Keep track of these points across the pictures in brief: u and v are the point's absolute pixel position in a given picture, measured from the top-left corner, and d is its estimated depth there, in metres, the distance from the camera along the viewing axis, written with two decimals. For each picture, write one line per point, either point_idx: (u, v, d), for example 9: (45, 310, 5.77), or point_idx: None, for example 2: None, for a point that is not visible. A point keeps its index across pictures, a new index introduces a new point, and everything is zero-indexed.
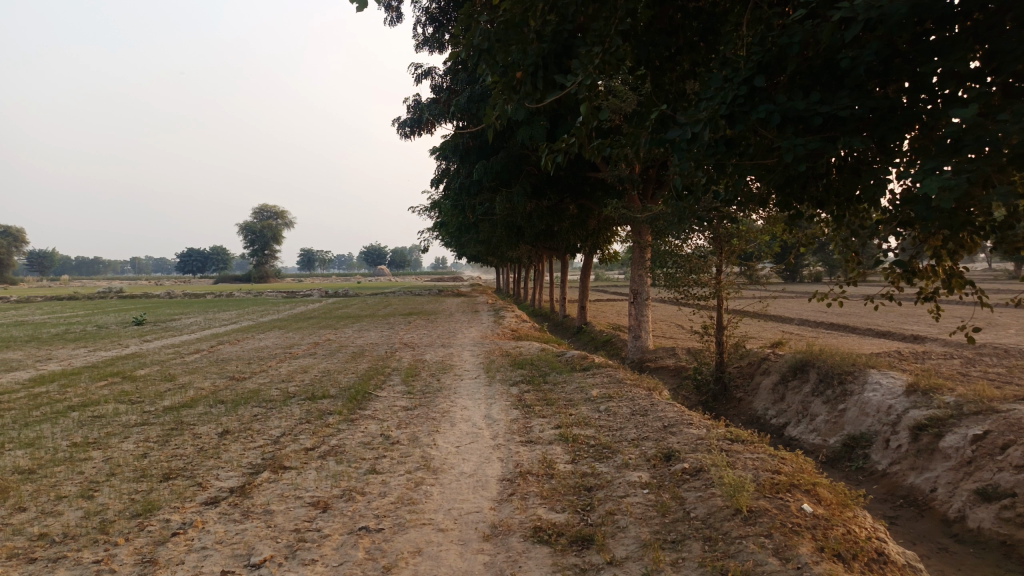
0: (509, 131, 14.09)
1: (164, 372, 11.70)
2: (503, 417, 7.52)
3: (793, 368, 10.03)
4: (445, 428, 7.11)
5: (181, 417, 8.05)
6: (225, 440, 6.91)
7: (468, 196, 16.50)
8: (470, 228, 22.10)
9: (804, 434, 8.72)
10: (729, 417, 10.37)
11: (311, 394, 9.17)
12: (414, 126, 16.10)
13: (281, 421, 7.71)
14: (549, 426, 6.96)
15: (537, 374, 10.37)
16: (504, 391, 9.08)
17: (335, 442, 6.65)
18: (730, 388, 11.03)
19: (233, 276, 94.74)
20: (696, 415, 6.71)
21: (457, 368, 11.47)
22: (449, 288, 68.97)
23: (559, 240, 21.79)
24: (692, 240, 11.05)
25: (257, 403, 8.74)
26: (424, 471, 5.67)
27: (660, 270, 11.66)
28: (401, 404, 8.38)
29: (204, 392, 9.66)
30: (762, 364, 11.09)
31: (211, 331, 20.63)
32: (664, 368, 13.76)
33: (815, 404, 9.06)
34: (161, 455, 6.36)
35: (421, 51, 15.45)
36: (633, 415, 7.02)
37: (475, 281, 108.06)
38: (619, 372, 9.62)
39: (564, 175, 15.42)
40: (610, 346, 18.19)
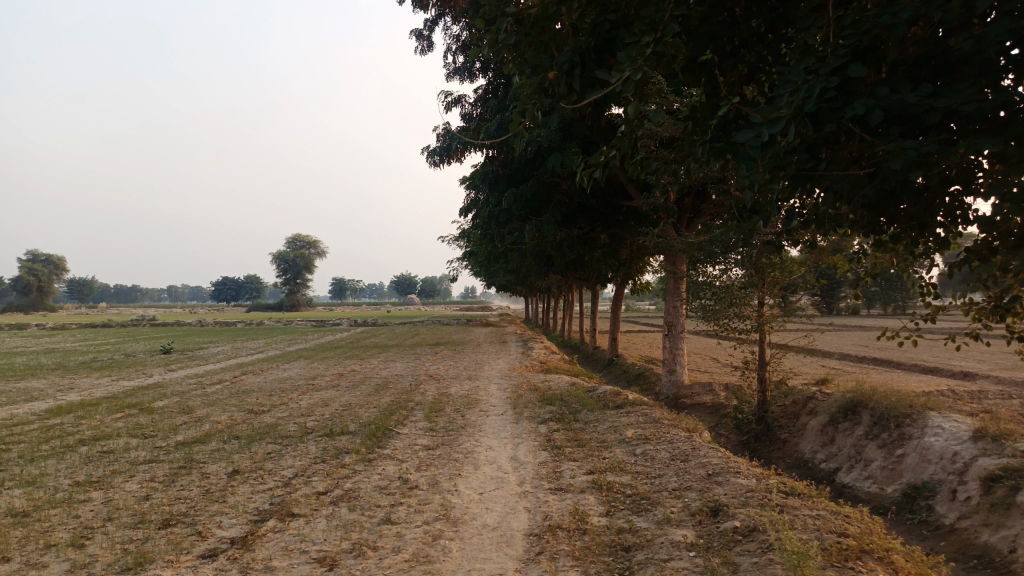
0: (539, 158, 13.81)
1: (183, 404, 11.39)
2: (531, 459, 6.99)
3: (843, 409, 9.35)
4: (468, 471, 6.60)
5: (192, 453, 7.66)
6: (234, 481, 6.48)
7: (496, 225, 16.13)
8: (500, 258, 21.74)
9: (858, 481, 8.04)
10: (773, 460, 9.68)
11: (329, 430, 8.75)
12: (442, 154, 15.86)
13: (295, 459, 7.28)
14: (581, 471, 6.42)
15: (566, 410, 9.85)
16: (532, 430, 8.57)
17: (350, 486, 6.17)
18: (773, 428, 10.38)
19: (266, 305, 95.73)
20: (743, 461, 6.13)
21: (483, 403, 10.99)
22: (478, 318, 68.70)
23: (590, 270, 21.34)
24: (732, 271, 10.48)
25: (273, 440, 8.32)
26: (444, 522, 5.15)
27: (698, 302, 11.12)
28: (423, 443, 7.90)
29: (220, 426, 9.30)
30: (809, 404, 10.41)
31: (237, 360, 20.44)
32: (701, 406, 13.11)
33: (869, 449, 8.37)
34: (164, 497, 5.95)
35: (451, 81, 15.33)
36: (673, 460, 6.45)
37: (505, 311, 107.77)
38: (654, 410, 9.06)
39: (595, 202, 15.01)
40: (642, 380, 17.55)
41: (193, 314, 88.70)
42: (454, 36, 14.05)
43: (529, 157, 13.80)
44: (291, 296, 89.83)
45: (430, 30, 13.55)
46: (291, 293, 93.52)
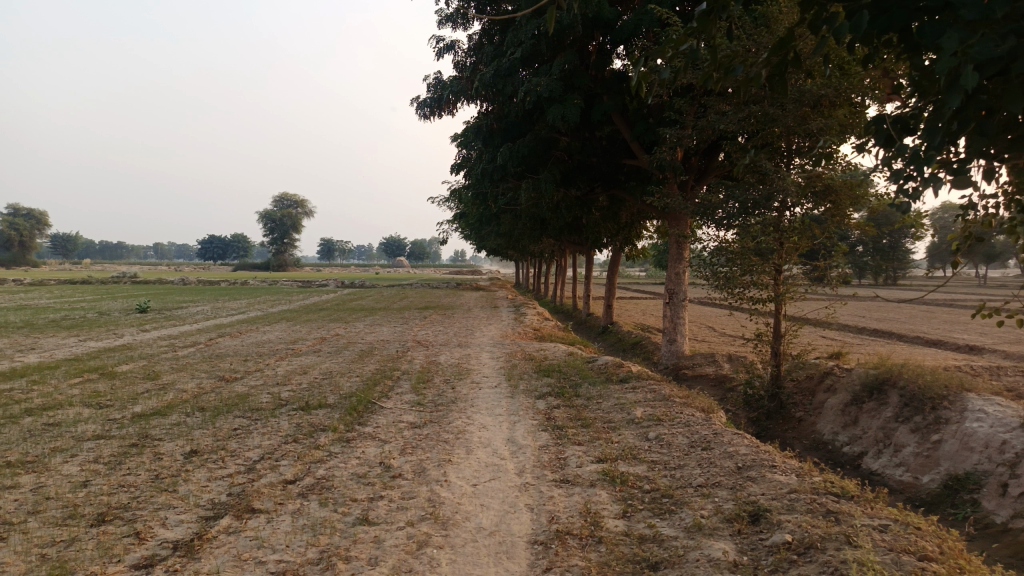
0: (538, 110, 12.82)
1: (149, 369, 10.47)
2: (531, 443, 6.16)
3: (868, 388, 8.61)
4: (459, 456, 5.77)
5: (147, 429, 6.79)
6: (189, 464, 5.63)
7: (490, 183, 15.12)
8: (492, 219, 20.76)
9: (887, 468, 7.31)
10: (788, 441, 8.94)
11: (305, 402, 7.91)
12: (433, 106, 14.77)
13: (263, 437, 6.43)
14: (588, 460, 5.60)
15: (566, 384, 9.02)
16: (529, 406, 7.76)
17: (323, 473, 5.32)
18: (787, 406, 9.65)
19: (252, 265, 94.28)
20: (776, 452, 5.35)
21: (474, 374, 10.12)
22: (468, 282, 67.59)
23: (587, 234, 20.43)
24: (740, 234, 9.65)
25: (241, 413, 7.47)
26: (431, 524, 4.33)
27: (708, 269, 10.22)
28: (408, 421, 7.05)
29: (184, 397, 8.40)
30: (826, 380, 9.68)
31: (215, 321, 19.48)
32: (704, 379, 12.36)
33: (900, 432, 7.61)
34: (105, 485, 5.09)
35: (443, 26, 14.24)
36: (692, 448, 5.68)
37: (494, 274, 106.90)
38: (663, 387, 8.25)
39: (597, 159, 14.07)
40: (640, 350, 16.77)
41: (178, 270, 87.11)
42: None
43: (528, 110, 12.79)
44: (278, 256, 88.42)
45: None
46: (279, 252, 92.14)
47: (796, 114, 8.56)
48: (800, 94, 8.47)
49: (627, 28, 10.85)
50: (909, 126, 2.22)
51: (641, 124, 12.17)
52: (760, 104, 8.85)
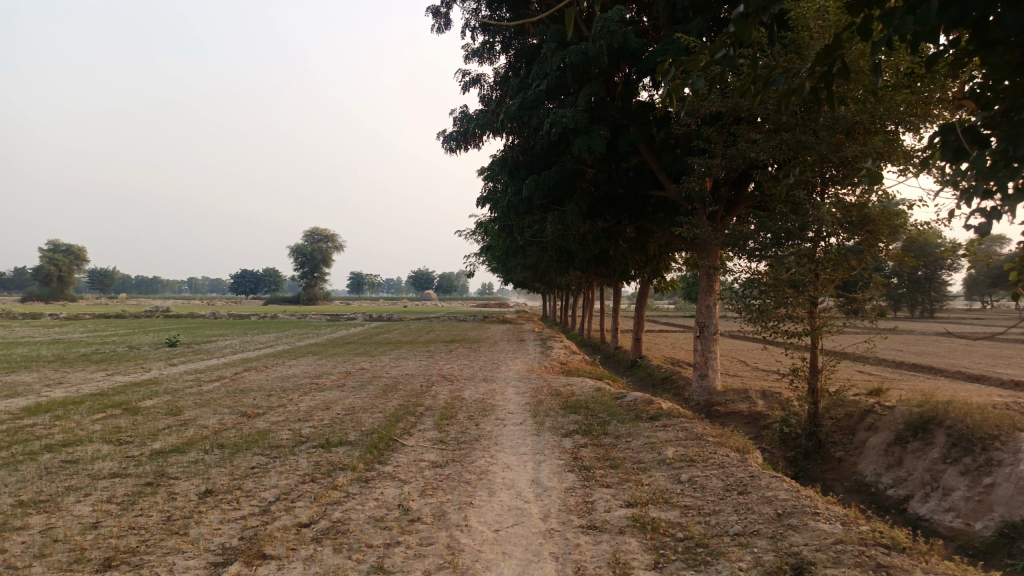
0: (564, 142, 12.73)
1: (172, 404, 10.39)
2: (557, 485, 5.90)
3: (912, 426, 8.18)
4: (482, 499, 5.51)
5: (163, 467, 6.64)
6: (203, 505, 5.46)
7: (515, 216, 15.01)
8: (519, 253, 20.66)
9: (936, 513, 6.88)
10: (828, 482, 8.52)
11: (326, 439, 7.73)
12: (459, 140, 14.77)
13: (281, 476, 6.25)
14: (618, 504, 5.32)
15: (593, 421, 8.73)
16: (555, 444, 7.50)
17: (339, 516, 5.10)
18: (826, 445, 9.23)
19: (282, 299, 95.34)
20: (819, 497, 5.02)
21: (499, 410, 9.88)
22: (495, 315, 67.52)
23: (615, 267, 20.18)
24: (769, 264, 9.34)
25: (260, 451, 7.31)
26: (449, 574, 4.07)
27: (739, 301, 9.90)
28: (430, 459, 6.83)
29: (205, 433, 8.27)
30: (867, 418, 9.25)
31: (242, 355, 19.49)
32: (737, 415, 11.96)
33: (949, 475, 7.18)
34: (115, 527, 4.93)
35: (469, 61, 14.31)
36: (728, 492, 5.37)
37: (522, 307, 106.84)
38: (695, 425, 7.92)
39: (623, 191, 13.89)
40: (670, 385, 16.37)
41: (211, 305, 88.33)
42: (473, 12, 13.06)
43: (554, 142, 12.71)
44: (308, 290, 89.38)
45: (446, 6, 12.52)
46: (309, 286, 93.08)
47: (830, 142, 8.31)
48: (833, 122, 8.25)
49: (654, 59, 10.75)
50: (984, 138, 2.02)
51: (668, 156, 12.01)
52: (791, 133, 8.63)
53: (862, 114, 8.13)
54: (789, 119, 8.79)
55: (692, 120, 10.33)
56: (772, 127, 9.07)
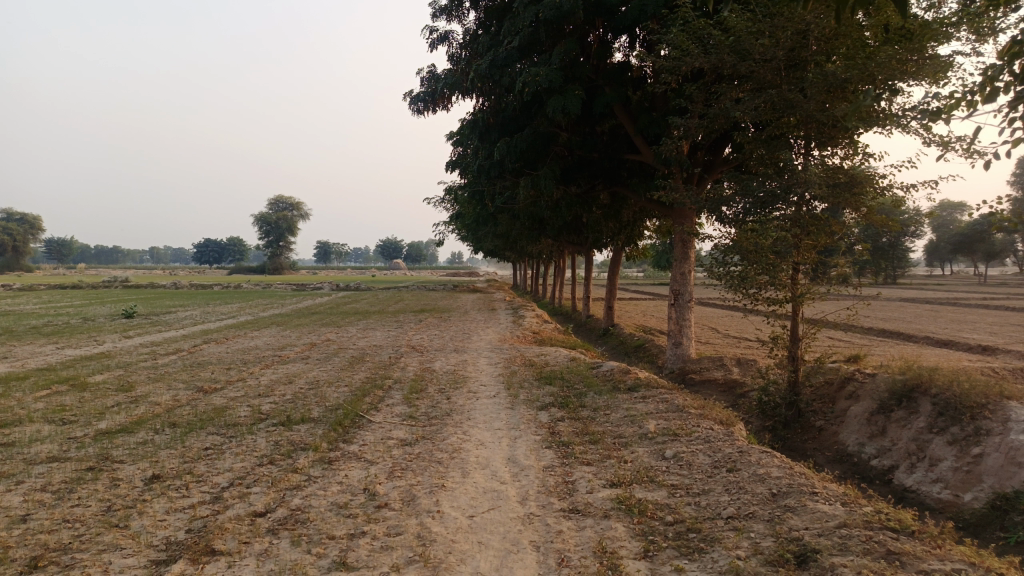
0: (537, 103, 12.19)
1: (124, 380, 9.79)
2: (534, 464, 5.52)
3: (897, 396, 7.97)
4: (455, 480, 5.12)
5: (108, 450, 6.13)
6: (148, 493, 4.98)
7: (486, 181, 14.47)
8: (489, 220, 20.13)
9: (923, 485, 6.67)
10: (809, 453, 8.29)
11: (287, 416, 7.25)
12: (427, 101, 14.13)
13: (237, 459, 5.78)
14: (601, 485, 4.96)
15: (570, 393, 8.39)
16: (531, 418, 7.14)
17: (299, 504, 4.67)
18: (806, 414, 9.00)
19: (247, 269, 93.53)
20: (815, 475, 4.72)
21: (471, 382, 9.48)
22: (465, 284, 66.85)
23: (587, 233, 19.81)
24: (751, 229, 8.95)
25: (215, 430, 6.82)
26: (420, 568, 3.68)
27: (719, 268, 9.56)
28: (398, 437, 6.42)
29: (157, 411, 7.74)
30: (847, 386, 9.04)
31: (202, 326, 18.77)
32: (713, 384, 11.73)
33: (936, 445, 6.97)
34: (47, 519, 4.44)
35: (437, 18, 13.66)
36: (717, 470, 5.06)
37: (491, 276, 106.34)
38: (676, 396, 7.61)
39: (598, 155, 13.45)
40: (643, 353, 16.14)
41: (174, 275, 86.28)
42: None
43: (526, 102, 12.18)
44: (274, 260, 87.77)
45: None
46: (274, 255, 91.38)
47: (817, 100, 7.91)
48: (824, 77, 7.83)
49: (631, 15, 10.24)
50: None
51: (645, 117, 11.53)
52: (777, 91, 8.21)
53: (853, 70, 7.70)
54: (774, 76, 8.37)
55: (672, 77, 9.87)
56: (756, 85, 8.68)
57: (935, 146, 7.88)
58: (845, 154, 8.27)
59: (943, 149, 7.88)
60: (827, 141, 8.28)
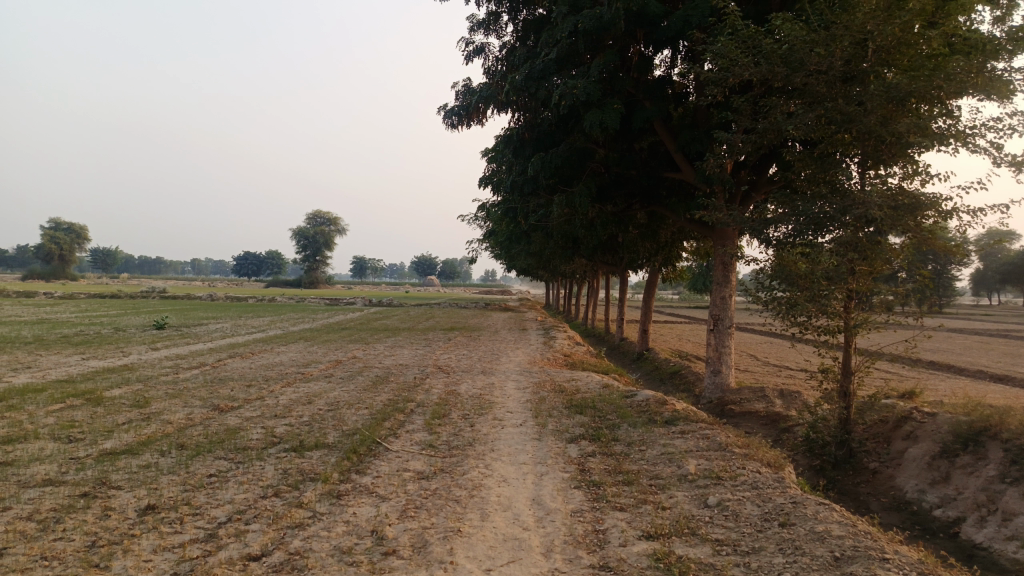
0: (573, 118, 11.76)
1: (140, 395, 9.49)
2: (561, 507, 4.99)
3: (963, 440, 7.26)
4: (473, 524, 4.62)
5: (107, 474, 5.76)
6: (139, 526, 4.57)
7: (519, 198, 14.05)
8: (522, 239, 19.70)
9: (997, 541, 5.96)
10: (861, 497, 7.61)
11: (300, 441, 6.82)
12: (461, 115, 13.80)
13: (241, 489, 5.36)
14: (635, 536, 4.40)
15: (602, 424, 7.83)
16: (560, 452, 6.61)
17: (299, 546, 4.21)
18: (858, 454, 8.30)
19: (283, 283, 94.44)
20: (882, 537, 4.13)
21: (498, 408, 8.98)
22: (497, 302, 66.39)
23: (623, 254, 19.25)
24: (801, 252, 8.37)
25: (222, 454, 6.42)
26: None
27: (764, 292, 8.94)
28: (415, 469, 5.94)
29: (167, 430, 7.38)
30: (905, 426, 8.33)
31: (230, 340, 18.57)
32: (755, 416, 11.04)
33: (1010, 496, 6.26)
34: (22, 555, 4.03)
35: (473, 31, 13.35)
36: (767, 524, 4.48)
37: (523, 295, 105.86)
38: (718, 433, 7.02)
39: (636, 173, 12.95)
40: (679, 380, 15.47)
41: (211, 286, 87.47)
42: None
43: (563, 116, 11.76)
44: (309, 274, 88.60)
45: None
46: (309, 269, 92.01)
47: (878, 113, 7.32)
48: (885, 89, 7.23)
49: (674, 27, 9.80)
50: None
51: (687, 134, 10.99)
52: (833, 104, 7.64)
53: (917, 82, 7.11)
54: (828, 90, 7.81)
55: (718, 90, 9.36)
56: (808, 100, 8.11)
57: (1007, 166, 7.22)
58: (903, 173, 7.63)
59: (1015, 169, 7.22)
60: (885, 160, 7.60)
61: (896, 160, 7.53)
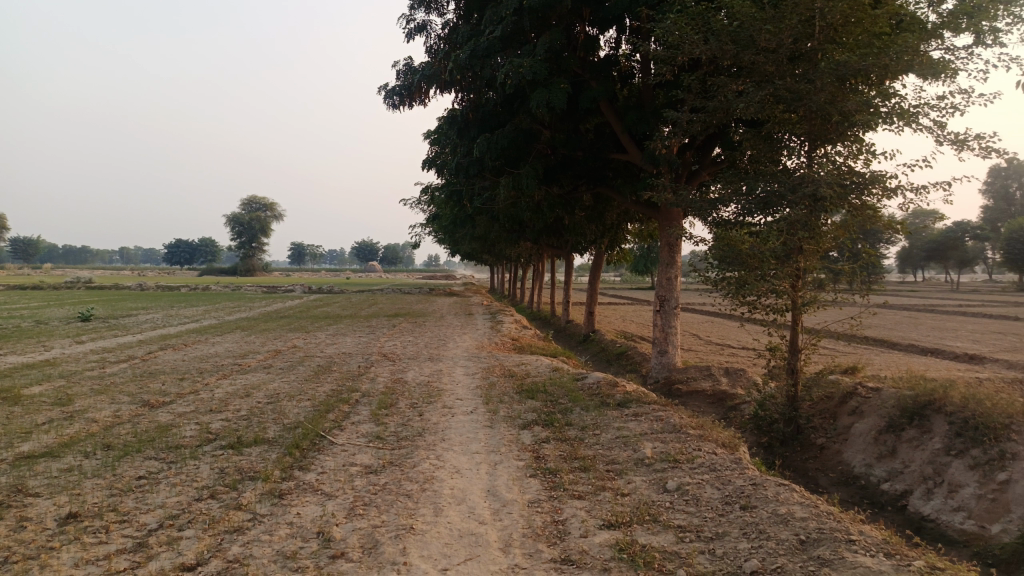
0: (519, 98, 11.50)
1: (63, 392, 8.88)
2: (518, 498, 4.80)
3: (908, 414, 7.36)
4: (427, 520, 4.38)
5: (23, 479, 5.28)
6: (59, 537, 4.16)
7: (464, 180, 13.73)
8: (467, 222, 19.39)
9: (944, 513, 6.04)
10: (811, 473, 7.66)
11: (239, 438, 6.44)
12: (402, 95, 13.37)
13: (174, 491, 4.99)
14: (596, 527, 4.24)
15: (555, 409, 7.67)
16: (513, 440, 6.42)
17: (239, 553, 3.89)
18: (806, 431, 8.37)
19: (218, 271, 91.55)
20: (844, 517, 4.06)
21: (447, 396, 8.73)
22: (441, 287, 65.80)
23: (569, 236, 19.16)
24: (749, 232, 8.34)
25: (154, 454, 5.99)
26: None
27: (713, 272, 8.90)
28: (363, 463, 5.66)
29: (91, 430, 6.88)
30: (850, 402, 8.43)
31: (163, 331, 17.75)
32: (703, 396, 11.08)
33: (955, 468, 6.36)
34: None
35: (414, 8, 12.91)
36: (729, 508, 4.38)
37: (467, 279, 105.38)
38: (672, 415, 6.94)
39: (582, 155, 12.79)
40: (626, 361, 15.49)
41: (142, 275, 84.13)
42: None
43: (508, 96, 11.49)
44: (246, 261, 86.12)
45: None
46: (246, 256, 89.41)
47: (826, 91, 7.29)
48: (833, 67, 7.20)
49: (620, 4, 9.63)
50: None
51: (633, 114, 10.86)
52: (783, 82, 7.59)
53: (866, 59, 7.10)
54: (776, 68, 7.76)
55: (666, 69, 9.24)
56: (756, 78, 8.06)
57: (948, 144, 7.31)
58: (848, 152, 7.65)
59: (956, 147, 7.31)
60: (833, 139, 7.60)
61: (843, 138, 7.54)
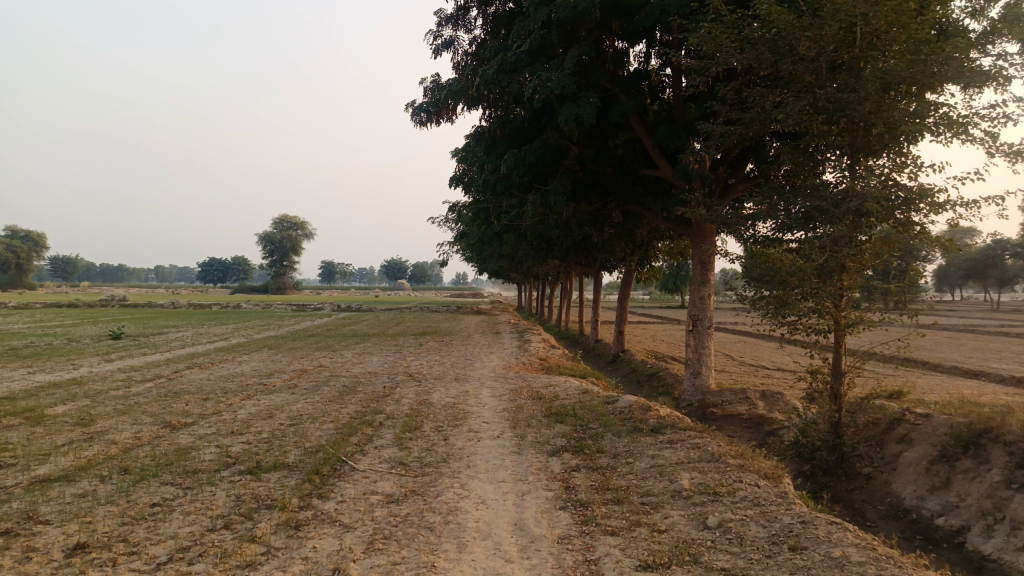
0: (548, 113, 11.29)
1: (87, 412, 8.78)
2: (547, 533, 4.49)
3: (963, 442, 6.91)
4: (450, 556, 4.10)
5: (35, 505, 5.11)
6: (64, 570, 3.95)
7: (492, 197, 13.52)
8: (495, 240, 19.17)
9: (1007, 552, 5.59)
10: (857, 504, 7.22)
11: (258, 462, 6.23)
12: (429, 112, 13.25)
13: (188, 520, 4.77)
14: (631, 567, 3.91)
15: (585, 434, 7.35)
16: (542, 467, 6.11)
17: None
18: (851, 459, 7.91)
19: (250, 289, 92.64)
20: (905, 561, 3.69)
21: (473, 418, 8.45)
22: (469, 306, 65.76)
23: (598, 254, 18.83)
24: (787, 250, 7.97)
25: (170, 479, 5.80)
26: None
27: (750, 291, 8.53)
28: (384, 492, 5.40)
29: (110, 452, 6.73)
30: (897, 428, 7.97)
31: (192, 349, 17.79)
32: (739, 420, 10.65)
33: (1018, 503, 5.91)
34: None
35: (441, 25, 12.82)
36: (776, 549, 4.03)
37: (494, 298, 105.27)
38: (709, 441, 6.58)
39: (611, 171, 12.51)
40: (658, 383, 15.06)
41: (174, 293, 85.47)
42: None
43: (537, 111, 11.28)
44: (277, 280, 87.03)
45: None
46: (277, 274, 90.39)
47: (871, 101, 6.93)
48: (878, 75, 6.85)
49: (651, 16, 9.40)
50: None
51: (665, 129, 10.59)
52: (823, 91, 7.27)
53: (912, 67, 6.75)
54: (816, 78, 7.44)
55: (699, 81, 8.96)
56: (793, 89, 7.74)
57: (1001, 156, 6.90)
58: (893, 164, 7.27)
59: (1010, 159, 6.91)
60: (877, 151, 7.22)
61: (888, 150, 7.16)
